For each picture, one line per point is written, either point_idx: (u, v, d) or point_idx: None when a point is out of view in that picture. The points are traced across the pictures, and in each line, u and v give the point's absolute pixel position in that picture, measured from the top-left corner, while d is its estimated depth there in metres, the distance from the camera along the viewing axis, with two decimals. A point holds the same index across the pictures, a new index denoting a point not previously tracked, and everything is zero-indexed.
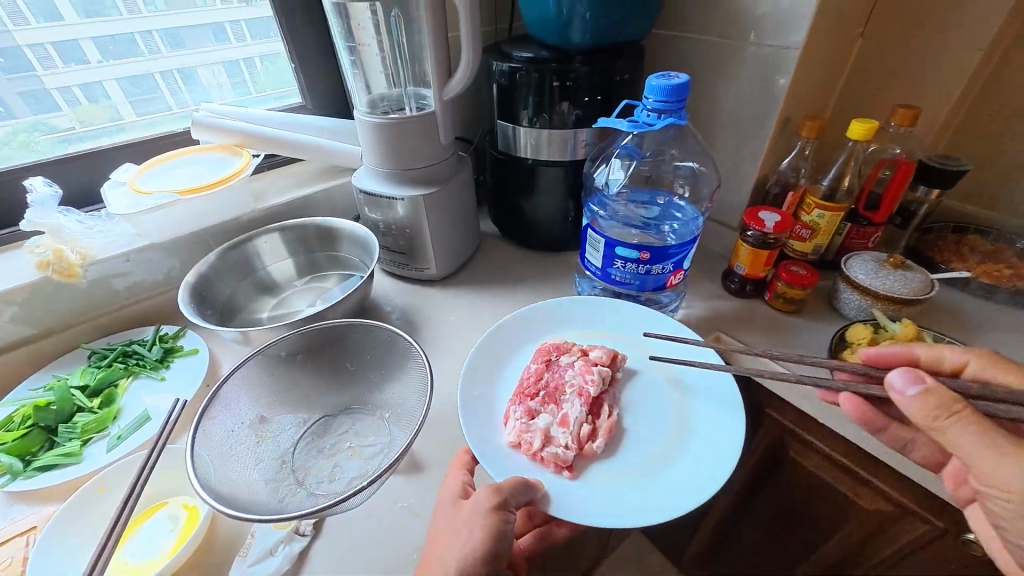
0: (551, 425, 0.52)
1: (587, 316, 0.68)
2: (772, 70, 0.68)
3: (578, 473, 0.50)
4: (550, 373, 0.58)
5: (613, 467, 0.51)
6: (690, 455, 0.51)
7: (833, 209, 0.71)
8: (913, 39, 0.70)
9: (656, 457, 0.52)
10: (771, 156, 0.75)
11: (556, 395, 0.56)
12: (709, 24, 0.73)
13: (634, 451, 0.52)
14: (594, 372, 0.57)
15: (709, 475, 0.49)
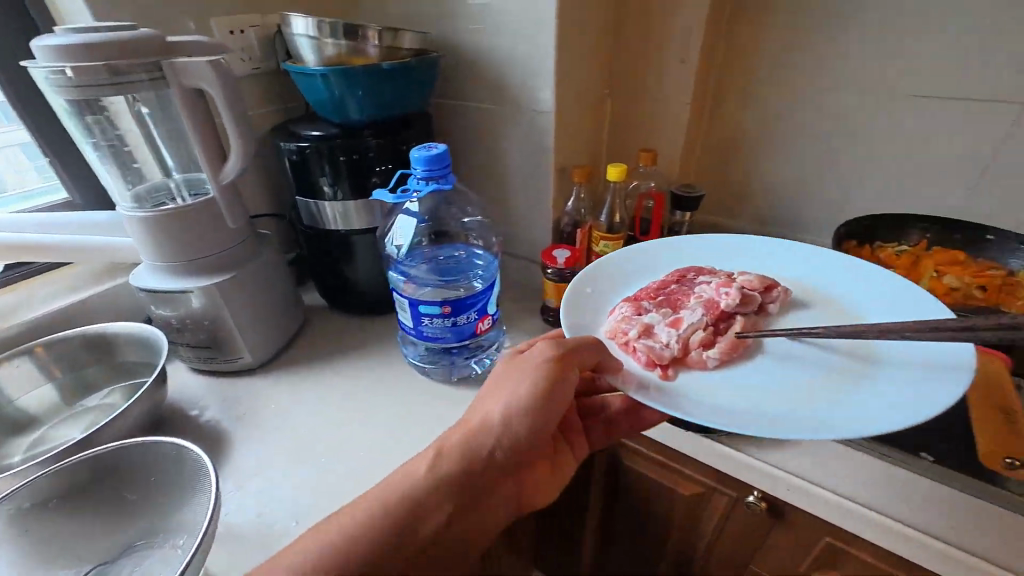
0: (660, 328, 0.56)
1: (755, 244, 0.70)
2: (539, 130, 0.79)
3: (672, 376, 0.52)
4: (679, 286, 0.62)
5: (783, 344, 0.55)
6: (869, 381, 0.49)
7: (614, 239, 0.83)
8: (643, 99, 0.88)
9: (830, 383, 0.50)
10: (558, 200, 0.85)
11: (677, 301, 0.60)
12: (483, 95, 0.82)
13: (816, 357, 0.53)
14: (728, 291, 0.58)
15: (886, 403, 0.46)
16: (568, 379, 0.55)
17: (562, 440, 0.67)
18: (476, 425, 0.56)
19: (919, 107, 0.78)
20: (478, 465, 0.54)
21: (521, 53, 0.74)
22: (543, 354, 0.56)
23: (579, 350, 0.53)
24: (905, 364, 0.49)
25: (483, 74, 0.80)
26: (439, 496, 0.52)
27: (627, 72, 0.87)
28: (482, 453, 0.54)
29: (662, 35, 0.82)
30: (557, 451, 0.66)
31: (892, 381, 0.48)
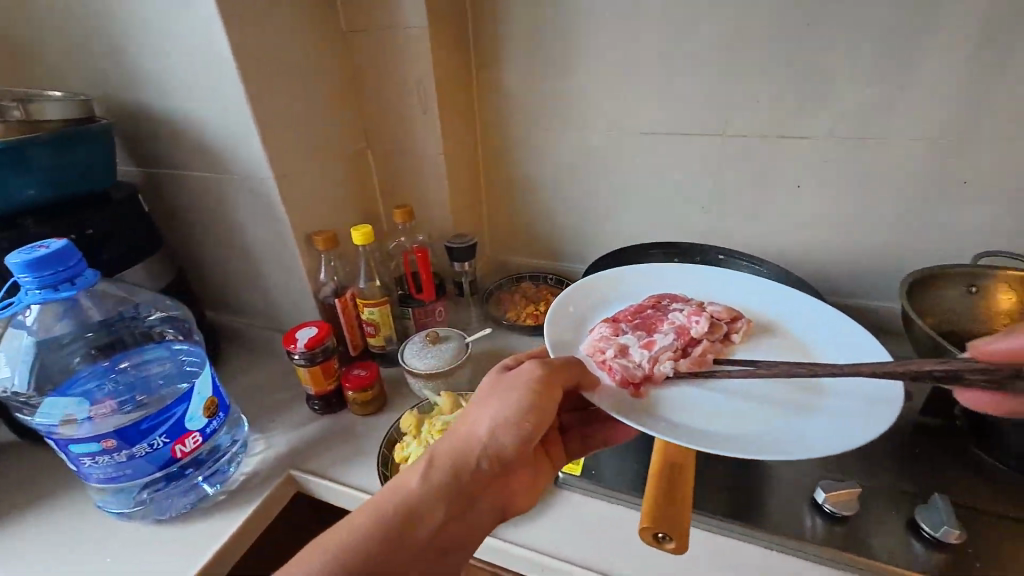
0: (637, 349, 0.53)
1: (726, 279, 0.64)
2: (266, 198, 0.70)
3: (642, 394, 0.50)
4: (654, 311, 0.58)
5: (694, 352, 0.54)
6: (816, 413, 0.48)
7: (378, 304, 0.75)
8: (399, 152, 0.84)
9: (774, 398, 0.51)
10: (312, 269, 0.76)
11: (653, 322, 0.56)
12: (197, 162, 0.71)
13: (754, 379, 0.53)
14: (702, 319, 0.55)
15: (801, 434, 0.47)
16: (551, 404, 0.48)
17: (541, 449, 0.56)
18: (463, 435, 0.48)
19: (648, 144, 0.84)
20: (461, 479, 0.47)
21: (220, 114, 0.64)
22: (523, 374, 0.48)
23: (560, 369, 0.48)
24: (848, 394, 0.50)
25: (190, 140, 0.69)
26: (437, 500, 0.45)
27: (378, 125, 0.82)
28: (467, 462, 0.47)
29: (399, 87, 0.78)
30: (537, 461, 0.55)
31: (827, 407, 0.49)
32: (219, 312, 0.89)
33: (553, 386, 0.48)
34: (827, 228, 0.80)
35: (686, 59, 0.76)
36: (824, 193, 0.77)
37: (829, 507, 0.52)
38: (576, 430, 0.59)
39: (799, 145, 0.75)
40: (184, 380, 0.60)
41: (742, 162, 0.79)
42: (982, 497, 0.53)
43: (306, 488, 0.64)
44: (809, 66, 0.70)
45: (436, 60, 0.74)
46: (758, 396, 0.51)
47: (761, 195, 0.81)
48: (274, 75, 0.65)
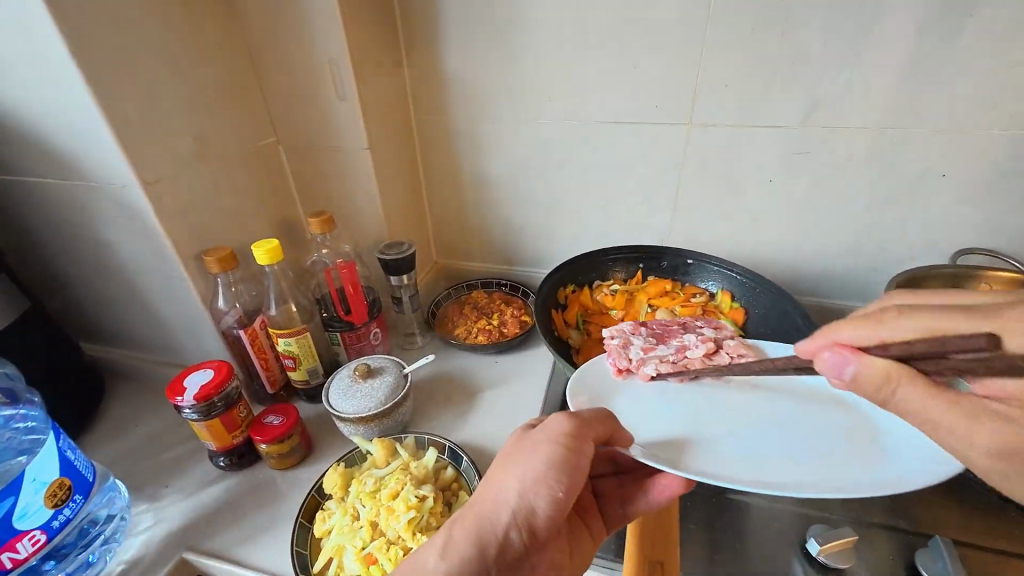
0: (638, 347, 0.57)
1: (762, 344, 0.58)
2: (133, 211, 0.55)
3: (624, 377, 0.54)
4: (679, 331, 0.60)
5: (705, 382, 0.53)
6: (866, 471, 0.44)
7: (293, 333, 0.62)
8: (316, 146, 0.70)
9: (802, 440, 0.47)
10: (209, 295, 0.62)
11: (671, 337, 0.59)
12: (34, 165, 0.55)
13: (781, 415, 0.50)
14: (711, 350, 0.55)
15: (828, 481, 0.44)
16: (584, 462, 0.38)
17: (576, 516, 0.43)
18: (486, 503, 0.37)
19: (605, 134, 0.74)
20: (491, 559, 0.35)
21: (53, 105, 0.49)
22: (552, 424, 0.39)
23: (594, 418, 0.40)
24: (897, 449, 0.46)
25: (18, 137, 0.53)
26: None
27: (286, 113, 0.68)
28: (492, 535, 0.36)
29: (307, 68, 0.64)
30: (574, 533, 0.42)
31: (859, 456, 0.46)
32: (104, 346, 0.73)
33: (588, 436, 0.39)
34: (799, 224, 0.73)
35: (643, 37, 0.66)
36: (796, 187, 0.70)
37: (822, 559, 0.46)
38: (616, 491, 0.46)
39: (769, 135, 0.68)
40: (20, 453, 0.48)
41: (706, 152, 0.71)
42: (979, 529, 0.48)
43: (206, 571, 0.52)
44: (780, 45, 0.62)
45: (348, 35, 0.60)
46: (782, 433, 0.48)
47: (729, 190, 0.73)
48: (127, 54, 0.50)
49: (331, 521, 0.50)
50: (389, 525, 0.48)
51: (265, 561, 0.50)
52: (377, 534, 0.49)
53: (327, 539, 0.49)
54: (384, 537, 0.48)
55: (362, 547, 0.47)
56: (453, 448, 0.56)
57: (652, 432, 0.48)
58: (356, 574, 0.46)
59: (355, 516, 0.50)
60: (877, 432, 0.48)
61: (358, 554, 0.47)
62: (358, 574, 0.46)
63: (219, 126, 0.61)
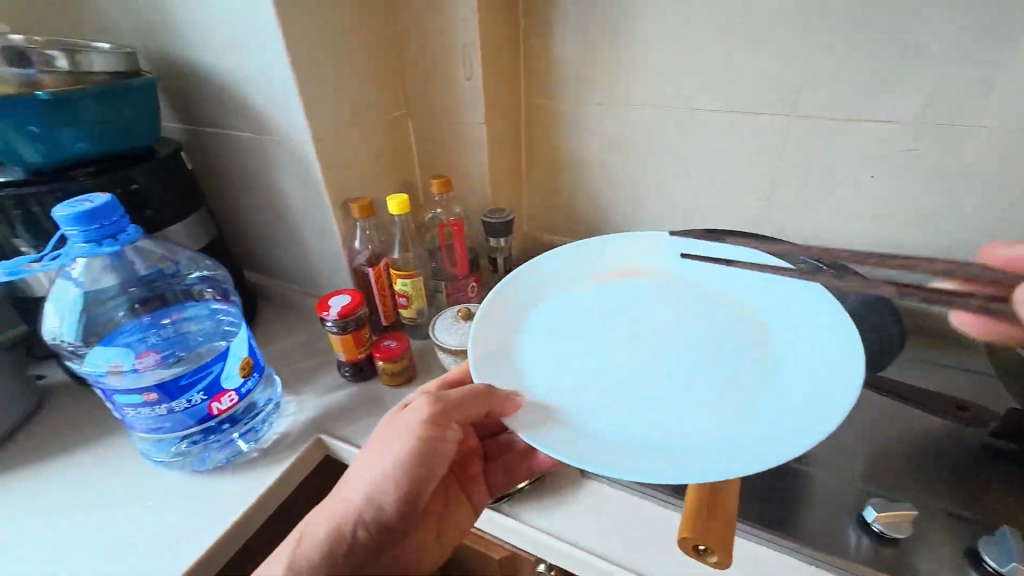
0: None
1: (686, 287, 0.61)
2: (303, 161, 0.68)
3: None
4: None
5: (628, 303, 0.60)
6: (731, 419, 0.47)
7: (410, 276, 0.74)
8: (438, 118, 0.81)
9: (686, 375, 0.51)
10: (347, 237, 0.76)
11: None
12: (235, 121, 0.70)
13: (677, 355, 0.54)
14: None
15: (675, 428, 0.46)
16: (442, 447, 0.45)
17: (459, 494, 0.52)
18: (339, 499, 0.44)
19: (704, 121, 0.77)
20: (343, 554, 0.41)
21: (260, 75, 0.63)
22: (413, 413, 0.46)
23: (466, 400, 0.45)
24: (793, 391, 0.48)
25: (228, 98, 0.68)
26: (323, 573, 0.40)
27: (417, 88, 0.79)
28: (344, 537, 0.41)
29: (442, 50, 0.74)
30: (448, 509, 0.50)
31: (731, 404, 0.48)
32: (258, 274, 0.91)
33: (452, 417, 0.46)
34: (902, 222, 0.72)
35: (754, 29, 0.68)
36: (900, 184, 0.70)
37: (879, 526, 0.48)
38: (503, 463, 0.56)
39: (878, 130, 0.68)
40: (223, 337, 0.64)
41: (807, 145, 0.72)
42: None
43: (335, 452, 0.65)
44: (901, 40, 0.62)
45: (482, 22, 0.70)
46: (618, 382, 0.51)
47: (828, 184, 0.74)
48: (315, 35, 0.63)
49: None
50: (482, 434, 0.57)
51: None
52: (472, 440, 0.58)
53: None
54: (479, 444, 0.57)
55: None
56: None
57: (529, 362, 0.53)
58: None
59: None
60: (780, 377, 0.49)
61: None
62: None
63: (368, 97, 0.74)
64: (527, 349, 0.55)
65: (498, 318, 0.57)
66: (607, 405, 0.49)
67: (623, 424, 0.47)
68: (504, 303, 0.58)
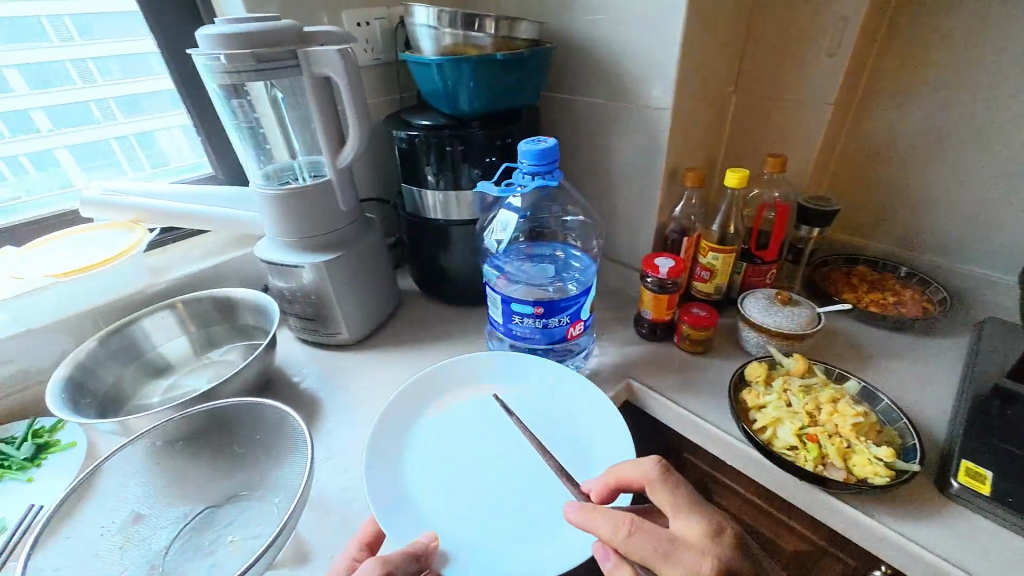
0: None
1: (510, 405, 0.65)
2: (652, 126, 0.73)
3: None
4: None
5: (542, 403, 0.65)
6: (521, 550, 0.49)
7: (724, 251, 0.75)
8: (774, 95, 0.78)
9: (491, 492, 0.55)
10: (664, 204, 0.79)
11: None
12: (591, 88, 0.78)
13: (504, 467, 0.57)
14: None
15: (483, 530, 0.51)
16: None
17: None
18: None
19: None
20: None
21: (642, 45, 0.68)
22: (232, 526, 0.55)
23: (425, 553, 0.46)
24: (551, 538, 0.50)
25: (595, 65, 0.76)
26: None
27: (759, 63, 0.78)
28: None
29: (809, 25, 0.71)
30: None
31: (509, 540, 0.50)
32: None
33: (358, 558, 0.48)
34: None
35: None
36: None
37: None
38: None
39: None
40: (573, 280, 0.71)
41: None
42: None
43: (640, 399, 0.70)
44: None
45: None
46: (472, 479, 0.56)
47: None
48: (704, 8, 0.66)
49: (765, 399, 0.61)
50: (828, 419, 0.56)
51: (693, 409, 0.64)
52: (812, 422, 0.57)
53: (761, 411, 0.60)
54: (823, 427, 0.56)
55: (801, 427, 0.56)
56: (873, 389, 0.60)
57: (403, 440, 0.59)
58: (793, 444, 0.55)
59: (788, 403, 0.59)
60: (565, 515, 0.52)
61: (796, 430, 0.56)
62: (796, 445, 0.55)
63: (717, 71, 0.75)
64: (415, 420, 0.62)
65: (447, 378, 0.67)
66: (437, 516, 0.52)
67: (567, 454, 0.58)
68: (487, 365, 0.68)
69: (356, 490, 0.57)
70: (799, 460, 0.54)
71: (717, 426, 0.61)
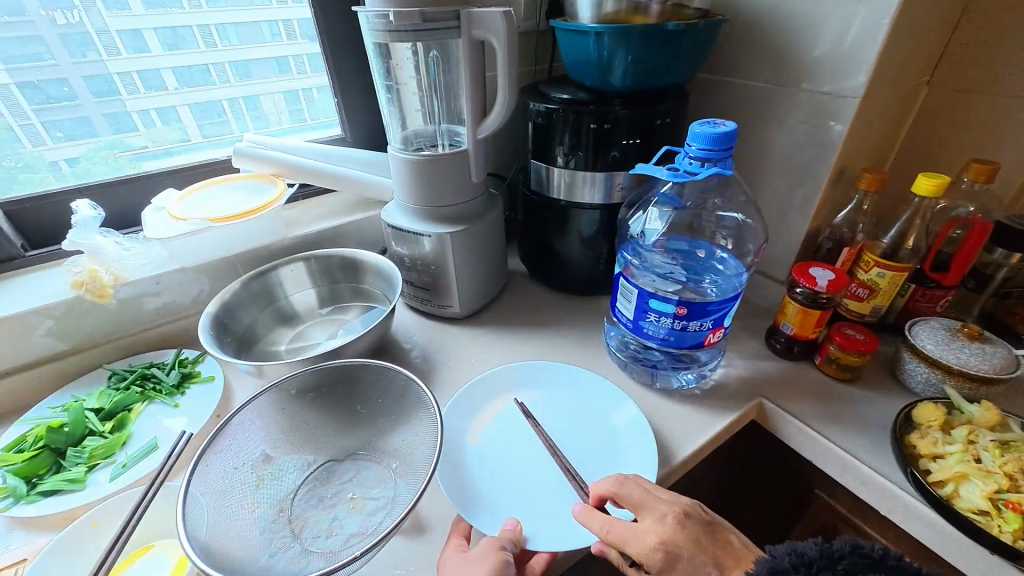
0: None
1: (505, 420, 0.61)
2: (827, 115, 0.64)
3: None
4: None
5: (485, 421, 0.60)
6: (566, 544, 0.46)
7: (895, 269, 0.64)
8: (985, 88, 0.65)
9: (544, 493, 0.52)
10: (823, 207, 0.70)
11: None
12: (755, 69, 0.70)
13: (396, 488, 0.53)
14: None
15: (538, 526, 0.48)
16: None
17: None
18: None
19: None
20: None
21: (834, 20, 0.59)
22: None
23: None
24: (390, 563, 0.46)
25: (765, 43, 0.67)
26: None
27: (972, 49, 0.65)
28: None
29: None
30: None
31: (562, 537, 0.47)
32: None
33: None
34: None
35: None
36: None
37: None
38: None
39: None
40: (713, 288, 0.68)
41: None
42: None
43: (772, 422, 0.63)
44: None
45: None
46: (536, 492, 0.52)
47: None
48: None
49: (944, 449, 0.51)
50: None
51: (845, 445, 0.56)
52: (1011, 487, 0.47)
53: (938, 462, 0.51)
54: None
55: (996, 490, 0.47)
56: None
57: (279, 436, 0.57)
58: (982, 509, 0.47)
59: (976, 458, 0.50)
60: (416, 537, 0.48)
61: (989, 494, 0.47)
62: (987, 510, 0.46)
63: (917, 55, 0.64)
64: (463, 433, 0.58)
65: (491, 391, 0.64)
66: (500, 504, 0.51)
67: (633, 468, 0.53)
68: (521, 378, 0.66)
69: (462, 461, 0.55)
70: (992, 529, 0.45)
71: (875, 469, 0.53)
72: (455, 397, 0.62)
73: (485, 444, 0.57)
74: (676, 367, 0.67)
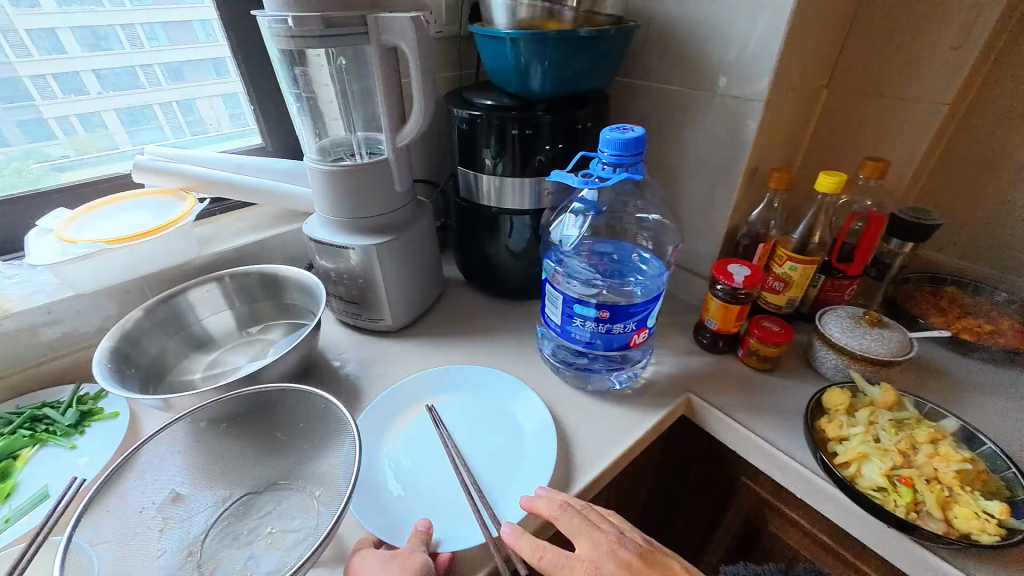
0: None
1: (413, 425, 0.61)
2: (736, 119, 0.67)
3: None
4: None
5: (391, 427, 0.61)
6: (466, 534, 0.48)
7: (805, 262, 0.68)
8: (875, 91, 0.70)
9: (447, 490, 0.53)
10: (739, 206, 0.73)
11: None
12: (669, 74, 0.72)
13: (312, 514, 0.50)
14: None
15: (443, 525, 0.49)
16: None
17: None
18: None
19: None
20: None
21: (737, 28, 0.62)
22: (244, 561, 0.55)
23: None
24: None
25: (677, 49, 0.69)
26: None
27: (862, 55, 0.70)
28: None
29: (928, 13, 0.63)
30: None
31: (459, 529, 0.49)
32: None
33: None
34: None
35: None
36: None
37: None
38: None
39: None
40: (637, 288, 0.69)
41: None
42: None
43: (699, 416, 0.65)
44: None
45: None
46: (443, 492, 0.53)
47: None
48: None
49: (849, 431, 0.54)
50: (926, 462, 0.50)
51: (763, 433, 0.59)
52: (905, 463, 0.51)
53: (843, 444, 0.54)
54: (918, 471, 0.49)
55: (892, 467, 0.50)
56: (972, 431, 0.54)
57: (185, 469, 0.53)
58: (881, 486, 0.50)
59: (876, 438, 0.53)
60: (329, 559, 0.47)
61: (886, 471, 0.50)
62: (884, 487, 0.49)
63: (813, 62, 0.68)
64: (378, 437, 0.59)
65: (408, 397, 0.65)
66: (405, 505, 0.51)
67: (543, 453, 0.56)
68: (435, 380, 0.66)
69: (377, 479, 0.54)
70: (889, 504, 0.48)
71: (790, 455, 0.56)
72: (369, 407, 0.62)
73: (395, 450, 0.58)
74: (611, 368, 0.68)
